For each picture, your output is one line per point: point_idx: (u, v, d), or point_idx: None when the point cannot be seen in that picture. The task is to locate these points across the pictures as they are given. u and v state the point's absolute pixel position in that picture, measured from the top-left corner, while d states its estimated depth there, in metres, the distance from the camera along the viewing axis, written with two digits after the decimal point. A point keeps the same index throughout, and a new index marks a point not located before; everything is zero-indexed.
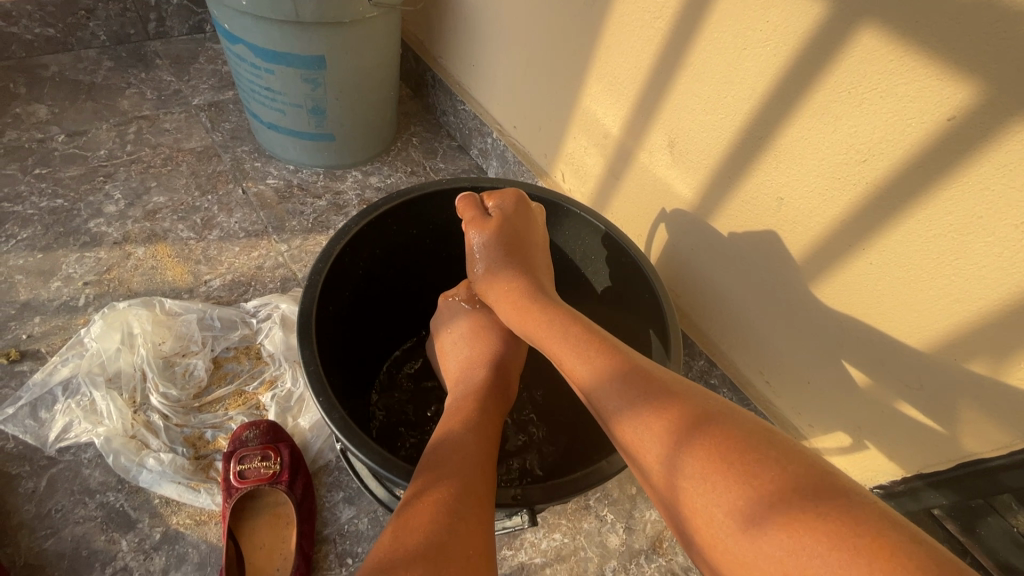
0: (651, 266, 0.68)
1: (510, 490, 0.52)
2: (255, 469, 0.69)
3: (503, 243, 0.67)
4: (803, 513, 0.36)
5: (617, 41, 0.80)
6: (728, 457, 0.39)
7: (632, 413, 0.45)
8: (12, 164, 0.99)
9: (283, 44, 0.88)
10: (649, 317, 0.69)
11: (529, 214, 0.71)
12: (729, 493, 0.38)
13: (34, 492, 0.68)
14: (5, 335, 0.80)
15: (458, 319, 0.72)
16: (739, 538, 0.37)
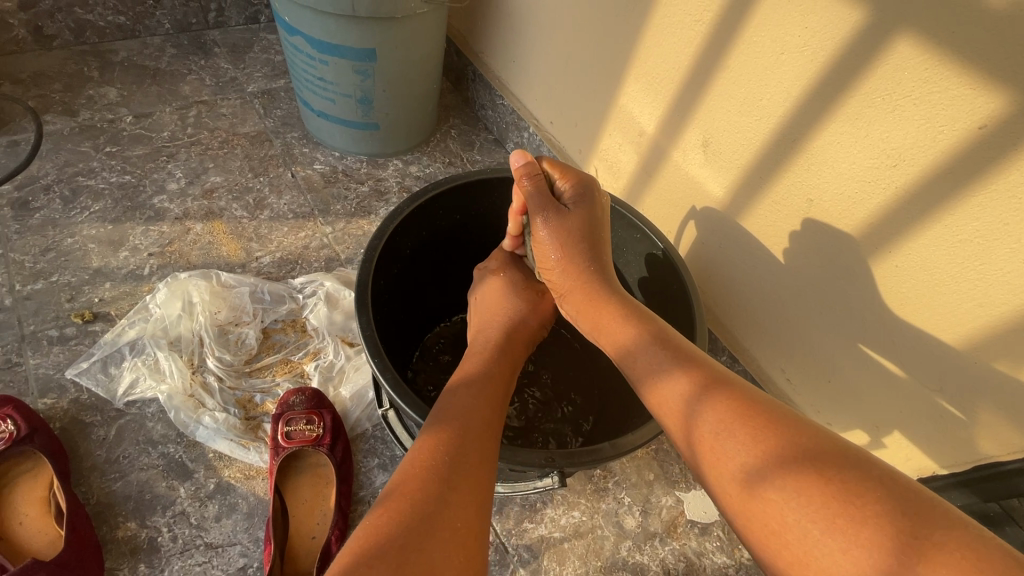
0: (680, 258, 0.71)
1: (547, 452, 0.55)
2: (301, 432, 0.75)
3: (582, 238, 0.68)
4: (827, 475, 0.39)
5: (657, 42, 0.82)
6: (756, 420, 0.43)
7: (668, 376, 0.49)
8: (85, 141, 1.07)
9: (338, 38, 0.93)
10: (680, 309, 0.72)
11: (603, 208, 0.72)
12: (756, 452, 0.42)
13: (105, 439, 0.76)
14: (79, 298, 0.87)
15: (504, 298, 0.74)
16: (765, 494, 0.40)
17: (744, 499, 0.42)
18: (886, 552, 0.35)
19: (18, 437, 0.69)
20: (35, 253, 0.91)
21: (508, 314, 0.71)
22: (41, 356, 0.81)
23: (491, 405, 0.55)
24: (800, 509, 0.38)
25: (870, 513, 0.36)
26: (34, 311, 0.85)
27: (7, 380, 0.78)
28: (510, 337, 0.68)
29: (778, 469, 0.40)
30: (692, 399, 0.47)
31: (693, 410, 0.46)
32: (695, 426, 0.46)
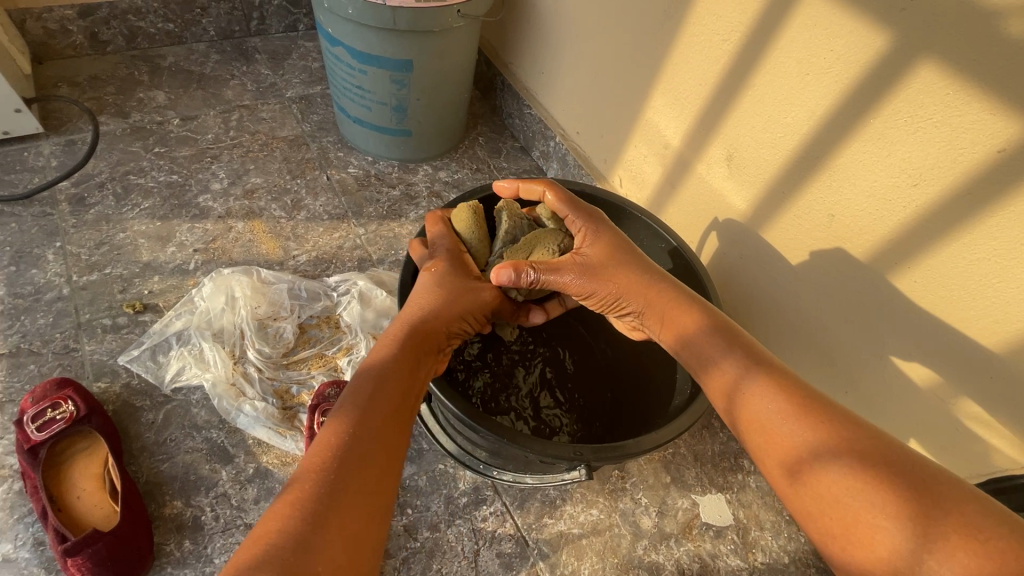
0: (708, 278, 0.71)
1: (572, 446, 0.59)
2: None
3: (618, 254, 0.64)
4: (891, 468, 0.43)
5: (684, 60, 0.85)
6: (821, 414, 0.47)
7: (728, 364, 0.53)
8: (136, 141, 1.13)
9: (378, 49, 0.98)
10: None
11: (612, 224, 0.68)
12: (825, 442, 0.46)
13: (153, 423, 0.81)
14: (130, 290, 0.93)
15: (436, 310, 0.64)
16: (829, 478, 0.44)
17: (804, 481, 0.45)
18: (943, 538, 0.39)
19: (78, 417, 0.74)
20: (89, 246, 0.96)
21: (422, 321, 0.63)
22: (95, 343, 0.86)
23: (382, 421, 0.52)
24: (865, 494, 0.42)
25: (932, 505, 0.41)
26: (89, 300, 0.90)
27: (64, 364, 0.83)
28: (421, 350, 0.61)
29: (846, 458, 0.44)
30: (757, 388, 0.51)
31: (759, 399, 0.50)
32: (759, 408, 0.50)
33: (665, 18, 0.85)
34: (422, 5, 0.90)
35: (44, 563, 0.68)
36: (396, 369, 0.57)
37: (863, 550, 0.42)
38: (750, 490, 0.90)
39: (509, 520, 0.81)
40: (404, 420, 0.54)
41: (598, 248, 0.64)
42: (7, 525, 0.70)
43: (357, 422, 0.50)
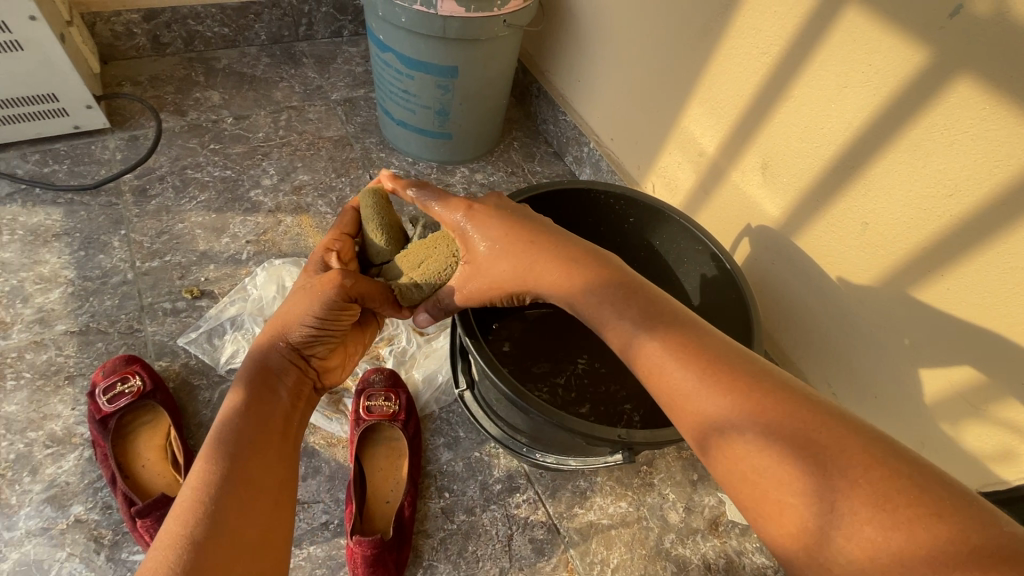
0: (749, 287, 0.69)
1: (617, 430, 0.61)
2: (380, 406, 0.84)
3: (501, 236, 0.61)
4: (809, 436, 0.39)
5: (722, 71, 0.88)
6: (736, 380, 0.44)
7: (642, 336, 0.50)
8: (193, 138, 1.20)
9: (427, 56, 1.03)
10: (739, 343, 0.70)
11: (495, 200, 0.65)
12: (737, 411, 0.42)
13: (210, 401, 0.86)
14: (188, 277, 0.98)
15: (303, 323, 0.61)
16: (740, 448, 0.41)
17: (714, 451, 0.43)
18: (860, 507, 0.35)
19: (144, 391, 0.80)
20: (151, 235, 1.03)
21: (276, 341, 0.61)
22: (156, 325, 0.92)
23: (252, 444, 0.53)
24: (777, 463, 0.39)
25: (848, 472, 0.37)
26: (151, 285, 0.96)
27: (129, 343, 0.89)
28: (277, 370, 0.60)
29: (758, 429, 0.41)
30: (665, 360, 0.48)
31: (670, 370, 0.47)
32: (669, 382, 0.47)
33: (704, 31, 0.89)
34: (471, 15, 0.95)
35: (112, 525, 0.73)
36: (252, 395, 0.57)
37: (777, 518, 0.39)
38: None
39: (541, 508, 0.84)
40: (278, 437, 0.56)
41: (481, 234, 0.63)
42: (79, 489, 0.75)
43: (220, 455, 0.50)
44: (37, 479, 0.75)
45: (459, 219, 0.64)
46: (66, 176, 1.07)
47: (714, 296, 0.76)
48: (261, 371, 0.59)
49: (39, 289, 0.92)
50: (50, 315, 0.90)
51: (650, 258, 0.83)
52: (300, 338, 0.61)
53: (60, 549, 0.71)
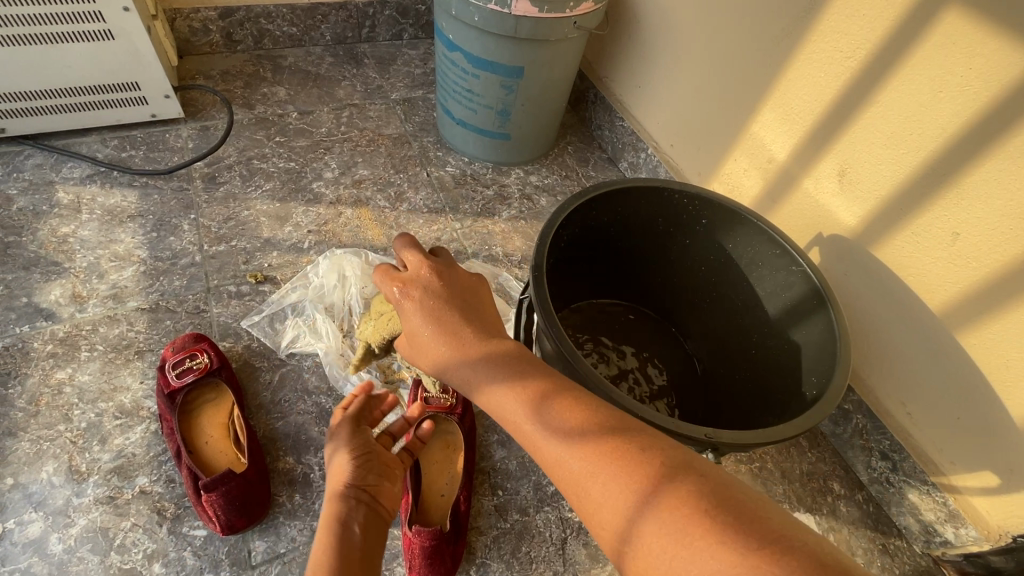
0: (831, 297, 0.67)
1: (704, 428, 0.54)
2: (438, 398, 0.83)
3: (423, 327, 0.56)
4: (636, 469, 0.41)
5: (800, 76, 0.87)
6: (575, 424, 0.45)
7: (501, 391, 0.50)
8: (260, 131, 1.23)
9: (495, 56, 1.04)
10: (823, 351, 0.66)
11: (435, 269, 0.59)
12: (576, 451, 0.44)
13: (270, 383, 0.87)
14: (252, 262, 1.00)
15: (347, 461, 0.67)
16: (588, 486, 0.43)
17: (575, 494, 0.44)
18: (682, 530, 0.37)
19: (210, 368, 0.81)
20: (219, 220, 1.05)
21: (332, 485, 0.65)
22: (221, 307, 0.94)
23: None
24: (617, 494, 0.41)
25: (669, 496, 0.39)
26: (218, 268, 0.98)
27: (195, 323, 0.91)
28: (343, 506, 0.62)
29: (607, 469, 0.42)
30: (516, 408, 0.48)
31: (524, 421, 0.48)
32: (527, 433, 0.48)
33: (783, 36, 0.87)
34: (543, 15, 0.96)
35: (175, 499, 0.74)
36: (326, 540, 0.58)
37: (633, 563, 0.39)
38: (840, 513, 0.88)
39: None
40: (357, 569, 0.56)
41: (409, 321, 0.57)
42: (144, 461, 0.76)
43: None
44: (106, 449, 0.76)
45: (394, 299, 0.58)
46: (142, 161, 1.11)
47: (791, 302, 0.73)
48: (328, 517, 0.61)
49: (114, 266, 0.95)
50: (123, 291, 0.92)
51: (720, 264, 0.80)
52: (353, 471, 0.65)
53: (125, 518, 0.72)
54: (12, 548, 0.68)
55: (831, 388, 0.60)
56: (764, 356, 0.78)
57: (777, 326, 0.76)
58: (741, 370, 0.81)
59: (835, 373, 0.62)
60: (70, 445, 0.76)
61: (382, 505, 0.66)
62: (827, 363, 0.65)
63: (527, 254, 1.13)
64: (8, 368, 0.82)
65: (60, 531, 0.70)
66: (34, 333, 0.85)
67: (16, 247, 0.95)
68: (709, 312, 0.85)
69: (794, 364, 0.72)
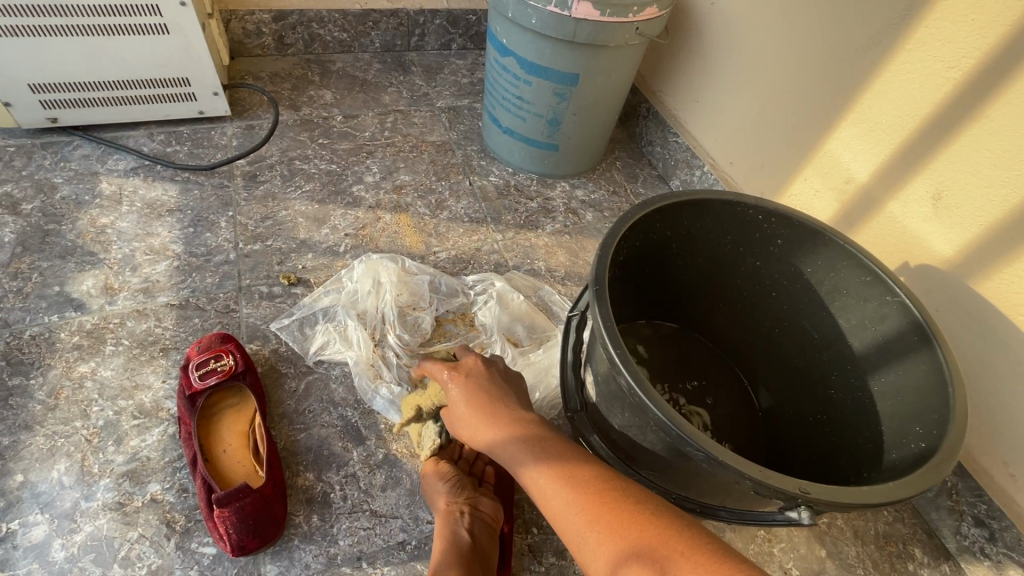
0: (937, 336, 0.57)
1: (796, 481, 0.46)
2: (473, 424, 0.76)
3: (466, 395, 0.59)
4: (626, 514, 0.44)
5: (889, 88, 0.79)
6: (581, 477, 0.48)
7: (514, 442, 0.54)
8: (304, 132, 1.21)
9: (550, 61, 1.00)
10: (930, 396, 0.57)
11: (483, 360, 0.64)
12: (579, 501, 0.47)
13: (295, 391, 0.81)
14: (286, 263, 0.96)
15: (440, 487, 0.69)
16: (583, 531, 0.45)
17: (580, 551, 0.45)
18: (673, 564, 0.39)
19: (234, 371, 0.76)
20: (256, 218, 1.02)
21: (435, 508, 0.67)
22: (251, 307, 0.90)
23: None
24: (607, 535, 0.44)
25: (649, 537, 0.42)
26: (251, 267, 0.95)
27: (224, 323, 0.87)
28: (449, 521, 0.65)
29: (603, 521, 0.44)
30: (526, 459, 0.52)
31: (532, 474, 0.51)
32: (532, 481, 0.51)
33: (870, 45, 0.80)
34: (604, 19, 0.91)
35: (186, 510, 0.69)
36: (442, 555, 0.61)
37: None
38: None
39: None
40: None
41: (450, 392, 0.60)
42: (159, 467, 0.71)
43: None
44: (121, 450, 0.72)
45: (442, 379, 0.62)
46: (185, 156, 1.10)
47: (881, 337, 0.64)
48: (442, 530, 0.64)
49: (148, 260, 0.93)
50: (154, 286, 0.89)
51: (795, 289, 0.72)
52: (449, 490, 0.68)
53: (132, 528, 0.66)
54: (13, 552, 0.64)
55: (943, 443, 0.51)
56: (845, 398, 0.69)
57: (864, 364, 0.66)
58: (817, 412, 0.72)
59: (951, 425, 0.52)
60: (84, 444, 0.72)
61: (486, 514, 0.67)
62: (935, 412, 0.55)
63: (571, 270, 1.06)
64: (32, 358, 0.79)
65: (64, 537, 0.65)
66: (62, 323, 0.83)
67: (54, 235, 0.93)
68: (778, 344, 0.76)
69: (887, 411, 0.62)
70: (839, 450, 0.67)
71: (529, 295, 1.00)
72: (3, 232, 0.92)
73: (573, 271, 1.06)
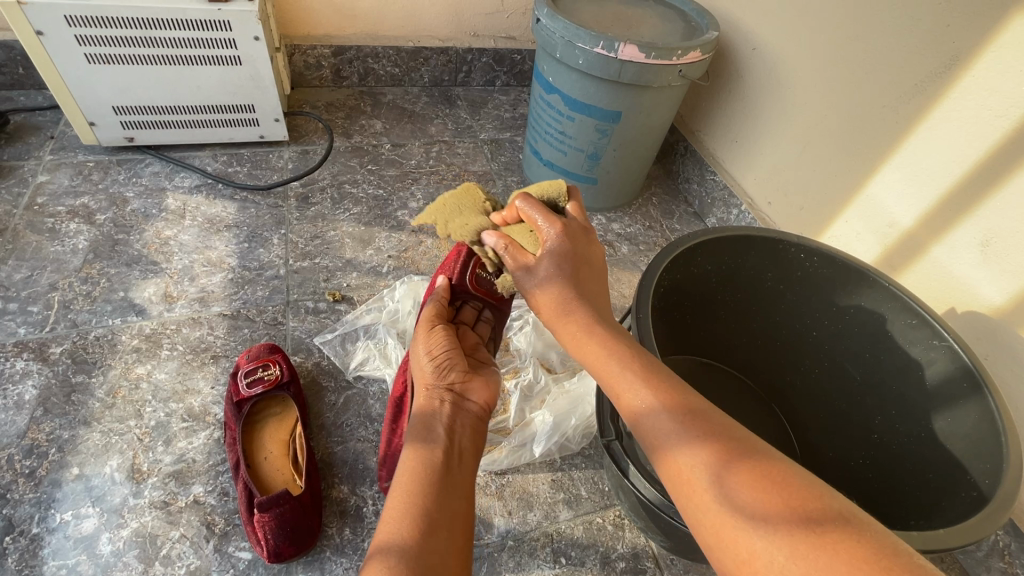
0: (990, 383, 0.56)
1: None
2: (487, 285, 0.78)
3: (563, 300, 0.55)
4: (763, 479, 0.38)
5: (934, 133, 0.79)
6: (698, 423, 0.43)
7: (615, 361, 0.49)
8: (354, 158, 1.28)
9: (594, 99, 1.04)
10: (982, 446, 0.56)
11: (599, 248, 0.62)
12: (699, 448, 0.41)
13: (334, 404, 0.84)
14: (332, 281, 1.01)
15: (435, 359, 0.61)
16: (700, 485, 0.40)
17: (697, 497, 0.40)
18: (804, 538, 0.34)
19: (280, 381, 0.79)
20: (306, 237, 1.08)
21: (427, 383, 0.60)
22: (298, 321, 0.94)
23: (427, 476, 0.48)
24: (733, 499, 0.38)
25: (790, 510, 0.36)
26: (299, 283, 0.99)
27: (272, 334, 0.91)
28: (428, 407, 0.57)
29: (724, 479, 0.39)
30: (627, 378, 0.48)
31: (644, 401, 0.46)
32: (645, 426, 0.45)
33: (915, 92, 0.81)
34: (649, 61, 0.95)
35: (226, 514, 0.71)
36: (411, 438, 0.53)
37: (731, 553, 0.37)
38: None
39: None
40: (447, 462, 0.50)
41: (545, 273, 0.57)
42: (203, 469, 0.74)
43: (406, 509, 0.45)
44: (169, 451, 0.75)
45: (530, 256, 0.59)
46: (245, 177, 1.17)
47: (926, 382, 0.63)
48: (419, 414, 0.56)
49: (205, 271, 0.98)
50: (209, 296, 0.94)
51: (835, 329, 0.72)
52: (433, 372, 0.60)
53: (175, 528, 0.69)
54: (65, 542, 0.66)
55: (997, 493, 0.50)
56: (891, 443, 0.67)
57: (912, 409, 0.65)
58: (858, 455, 0.71)
59: (1007, 476, 0.51)
60: (136, 442, 0.75)
61: (471, 404, 0.60)
62: (988, 461, 0.54)
63: None
64: (95, 357, 0.84)
65: (111, 531, 0.68)
66: (124, 326, 0.88)
67: (123, 245, 1.00)
68: (819, 385, 0.75)
69: (934, 458, 0.62)
70: (881, 495, 0.66)
71: None
72: (78, 239, 0.99)
73: None
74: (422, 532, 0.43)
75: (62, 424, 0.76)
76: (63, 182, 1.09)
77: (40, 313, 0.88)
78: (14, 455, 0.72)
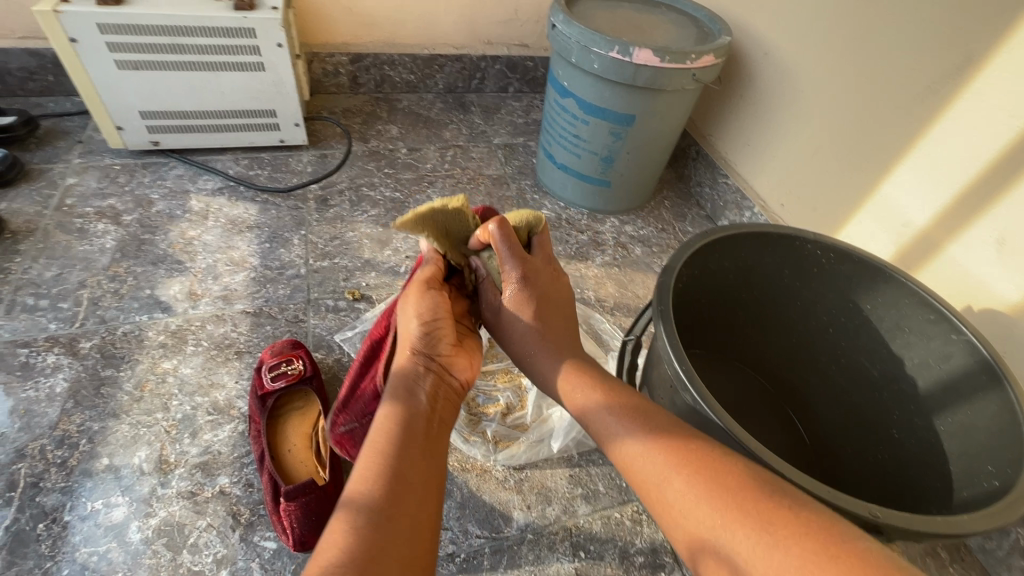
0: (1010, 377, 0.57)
1: (868, 506, 0.47)
2: None
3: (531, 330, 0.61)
4: (732, 490, 0.41)
5: (947, 133, 0.80)
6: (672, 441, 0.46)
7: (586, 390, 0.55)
8: (371, 162, 1.30)
9: (608, 102, 1.06)
10: (999, 440, 0.56)
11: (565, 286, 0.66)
12: (671, 464, 0.44)
13: None
14: (351, 281, 1.03)
15: (426, 323, 0.60)
16: (664, 493, 0.44)
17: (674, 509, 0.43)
18: (775, 545, 0.37)
19: (303, 375, 0.81)
20: (326, 238, 1.10)
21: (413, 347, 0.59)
22: (318, 319, 0.95)
23: (398, 449, 0.49)
24: (702, 511, 0.41)
25: (759, 518, 0.39)
26: (319, 282, 1.01)
27: (293, 331, 0.93)
28: (410, 372, 0.56)
29: (692, 490, 0.42)
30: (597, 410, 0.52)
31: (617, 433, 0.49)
32: (620, 451, 0.49)
33: (927, 93, 0.82)
34: (664, 65, 0.97)
35: (251, 504, 0.72)
36: (391, 402, 0.54)
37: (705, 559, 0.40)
38: None
39: None
40: (424, 434, 0.51)
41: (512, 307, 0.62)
42: (228, 461, 0.76)
43: (375, 478, 0.46)
44: (195, 443, 0.77)
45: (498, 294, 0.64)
46: (265, 180, 1.20)
47: (941, 377, 0.64)
48: (400, 381, 0.56)
49: (228, 270, 1.00)
50: (232, 294, 0.97)
51: (850, 325, 0.73)
52: (420, 339, 0.59)
53: (202, 517, 0.70)
54: (96, 530, 0.68)
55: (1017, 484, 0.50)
56: (910, 439, 0.68)
57: (927, 403, 0.66)
58: (876, 452, 0.71)
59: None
60: (164, 434, 0.77)
61: (454, 378, 0.59)
62: (1009, 451, 0.55)
63: (620, 301, 1.08)
64: (123, 352, 0.86)
65: (141, 520, 0.69)
66: (150, 323, 0.90)
67: (149, 244, 1.03)
68: (835, 382, 0.76)
69: (948, 451, 0.62)
70: (903, 490, 0.66)
71: (579, 323, 1.01)
72: (106, 239, 1.02)
73: (622, 302, 1.07)
74: (395, 499, 0.45)
75: (91, 416, 0.78)
76: (91, 184, 1.12)
77: (70, 309, 0.90)
78: (46, 445, 0.74)
